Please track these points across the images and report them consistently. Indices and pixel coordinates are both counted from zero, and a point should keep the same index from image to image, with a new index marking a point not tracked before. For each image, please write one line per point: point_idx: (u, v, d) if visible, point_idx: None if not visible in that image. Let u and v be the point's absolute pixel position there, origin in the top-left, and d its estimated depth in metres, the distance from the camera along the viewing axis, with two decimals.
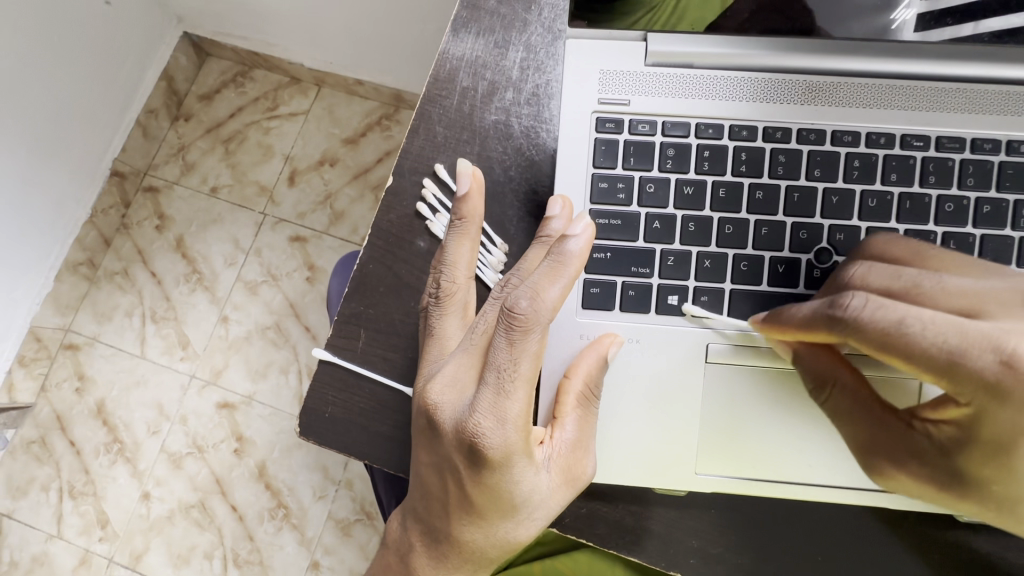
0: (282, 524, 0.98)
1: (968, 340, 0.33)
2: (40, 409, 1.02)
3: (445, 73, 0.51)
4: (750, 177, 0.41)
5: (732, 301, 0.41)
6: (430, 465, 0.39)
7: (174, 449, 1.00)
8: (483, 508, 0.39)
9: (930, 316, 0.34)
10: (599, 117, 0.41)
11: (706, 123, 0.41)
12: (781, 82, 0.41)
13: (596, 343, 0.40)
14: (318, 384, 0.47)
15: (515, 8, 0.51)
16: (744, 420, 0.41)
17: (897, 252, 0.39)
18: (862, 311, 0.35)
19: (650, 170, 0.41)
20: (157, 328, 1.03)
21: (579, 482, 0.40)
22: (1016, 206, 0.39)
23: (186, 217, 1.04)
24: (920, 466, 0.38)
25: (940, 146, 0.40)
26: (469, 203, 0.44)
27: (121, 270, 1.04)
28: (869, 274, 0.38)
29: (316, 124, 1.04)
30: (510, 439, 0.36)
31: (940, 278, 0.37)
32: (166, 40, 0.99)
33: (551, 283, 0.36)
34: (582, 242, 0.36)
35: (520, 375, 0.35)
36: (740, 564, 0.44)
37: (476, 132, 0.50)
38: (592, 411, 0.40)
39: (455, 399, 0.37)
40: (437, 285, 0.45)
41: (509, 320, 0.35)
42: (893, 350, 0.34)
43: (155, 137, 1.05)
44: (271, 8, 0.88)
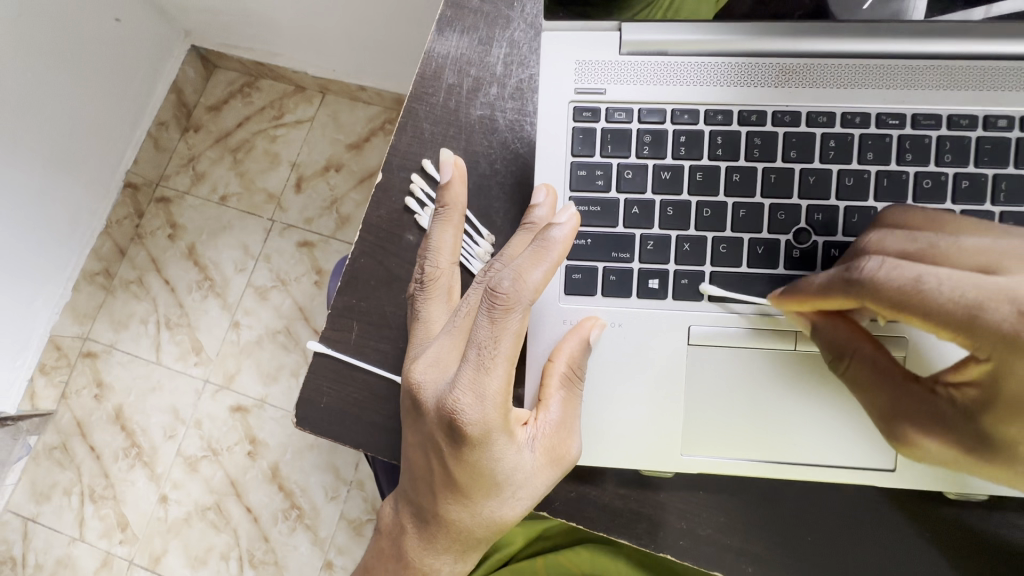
0: (295, 525, 1.00)
1: (996, 293, 0.33)
2: (61, 416, 1.05)
3: (431, 71, 0.52)
4: (727, 160, 0.41)
5: (712, 283, 0.41)
6: (416, 444, 0.41)
7: (190, 452, 1.03)
8: (467, 487, 0.40)
9: (946, 274, 0.34)
10: (577, 106, 0.42)
11: (682, 109, 0.41)
12: (755, 66, 0.41)
13: (578, 327, 0.41)
14: (313, 375, 0.49)
15: (498, 6, 0.53)
16: (725, 401, 0.42)
17: (910, 220, 0.38)
18: (878, 271, 0.35)
19: (627, 157, 0.42)
20: (171, 334, 1.05)
21: (565, 462, 0.41)
22: (995, 181, 0.39)
23: (197, 226, 1.07)
24: (939, 431, 0.37)
25: (916, 124, 0.40)
26: (451, 189, 0.45)
27: (135, 279, 1.07)
28: (883, 240, 0.38)
29: (321, 131, 1.06)
30: (488, 415, 0.37)
31: (957, 239, 0.36)
32: (175, 54, 1.02)
33: (534, 266, 0.37)
34: (566, 230, 0.37)
35: (499, 353, 0.36)
36: (731, 546, 0.44)
37: (462, 127, 0.51)
38: (577, 392, 0.41)
39: (438, 377, 0.39)
40: (422, 271, 0.46)
41: (490, 299, 0.36)
42: (911, 310, 0.35)
43: (166, 148, 1.08)
44: (274, 18, 0.90)
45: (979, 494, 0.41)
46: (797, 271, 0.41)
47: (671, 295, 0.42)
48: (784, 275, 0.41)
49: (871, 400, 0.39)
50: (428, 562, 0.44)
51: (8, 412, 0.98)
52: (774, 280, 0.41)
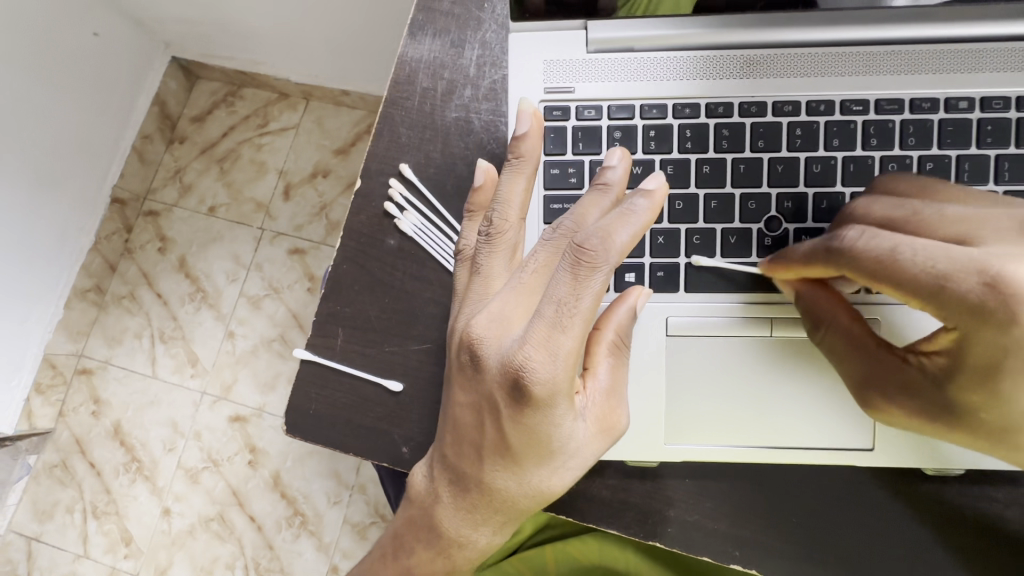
0: (299, 531, 1.00)
1: (956, 265, 0.33)
2: (60, 434, 1.06)
3: (405, 77, 0.53)
4: (696, 153, 0.42)
5: (688, 275, 0.42)
6: (468, 406, 0.38)
7: (191, 464, 1.03)
8: (521, 454, 0.38)
9: (922, 244, 0.35)
10: (547, 106, 0.42)
11: (650, 104, 0.42)
12: (720, 59, 0.42)
13: (624, 296, 0.40)
14: (301, 383, 0.49)
15: (469, 8, 0.53)
16: (707, 389, 0.43)
17: (904, 187, 0.39)
18: (857, 241, 0.37)
19: (599, 154, 0.42)
20: (167, 347, 1.06)
21: (615, 432, 0.39)
22: (959, 162, 0.40)
23: (187, 238, 1.07)
24: (903, 398, 0.39)
25: (880, 109, 0.41)
26: (526, 143, 0.39)
27: (127, 293, 1.07)
28: (871, 206, 0.39)
29: (306, 138, 1.06)
30: (558, 377, 0.34)
31: (940, 207, 0.37)
32: (155, 66, 1.02)
33: (620, 227, 0.34)
34: (656, 197, 0.35)
35: (579, 312, 0.34)
36: (719, 531, 0.45)
37: (438, 130, 0.52)
38: (624, 360, 0.40)
39: (502, 333, 0.36)
40: (489, 221, 0.40)
41: (576, 256, 0.34)
42: (886, 278, 0.35)
43: (152, 161, 1.07)
44: (251, 25, 0.90)
45: (955, 468, 0.42)
46: (771, 257, 0.41)
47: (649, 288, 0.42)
48: (758, 262, 0.42)
49: (840, 365, 0.40)
50: (464, 533, 0.42)
51: (6, 433, 0.98)
52: (749, 268, 0.42)
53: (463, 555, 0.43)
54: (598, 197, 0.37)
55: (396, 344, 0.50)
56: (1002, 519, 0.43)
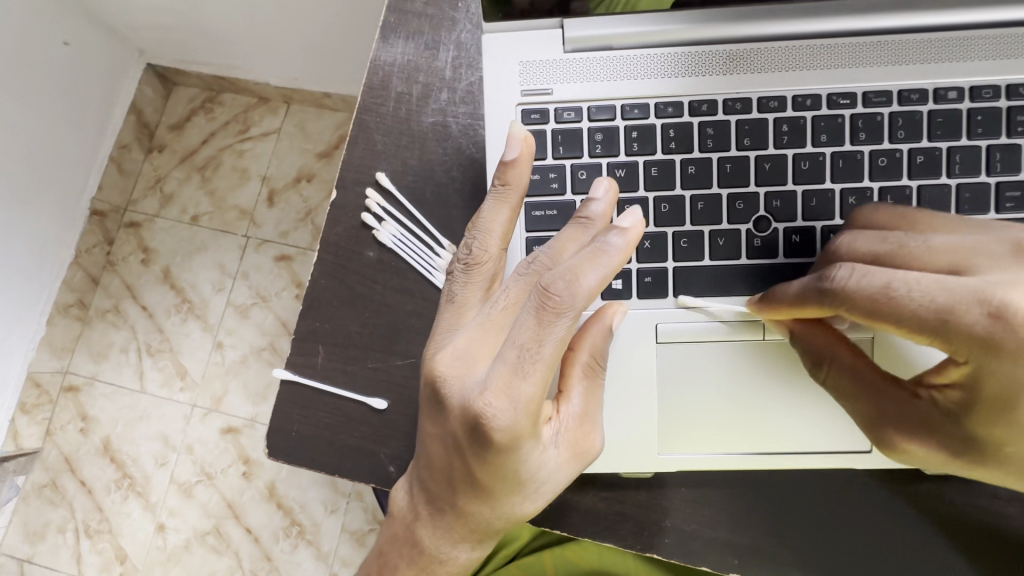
0: (297, 541, 0.99)
1: (955, 297, 0.32)
2: (48, 453, 1.03)
3: (378, 81, 0.51)
4: (681, 154, 0.40)
5: (676, 280, 0.41)
6: (437, 438, 0.37)
7: (184, 478, 1.01)
8: (490, 488, 0.36)
9: (917, 278, 0.33)
10: (524, 109, 0.41)
11: (631, 104, 0.40)
12: (702, 54, 0.40)
13: (601, 313, 0.39)
14: (282, 404, 0.48)
15: (442, 8, 0.51)
16: (700, 397, 0.41)
17: (885, 220, 0.38)
18: (848, 280, 0.35)
19: (580, 157, 0.41)
20: (154, 361, 1.03)
21: (588, 456, 0.38)
22: (949, 154, 0.39)
23: (170, 248, 1.04)
24: (909, 429, 0.38)
25: (868, 102, 0.39)
26: (516, 169, 0.37)
27: (111, 307, 1.04)
28: (855, 242, 0.37)
29: (289, 142, 1.04)
30: (519, 422, 0.32)
31: (926, 241, 0.36)
32: (130, 73, 0.99)
33: (589, 268, 0.33)
34: (630, 236, 0.34)
35: (541, 358, 0.32)
36: (717, 539, 0.44)
37: (414, 136, 0.50)
38: (598, 383, 0.38)
39: (466, 372, 0.35)
40: (468, 251, 0.39)
41: (542, 298, 0.32)
42: (881, 317, 0.34)
43: (130, 171, 1.04)
44: (227, 28, 0.87)
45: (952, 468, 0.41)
46: (761, 259, 0.40)
47: (636, 294, 0.41)
48: (748, 264, 0.40)
49: (843, 400, 0.39)
50: (444, 549, 0.40)
51: None
52: (739, 270, 0.40)
53: (446, 571, 0.42)
54: (578, 232, 0.36)
55: (379, 360, 0.48)
56: (1004, 516, 0.42)
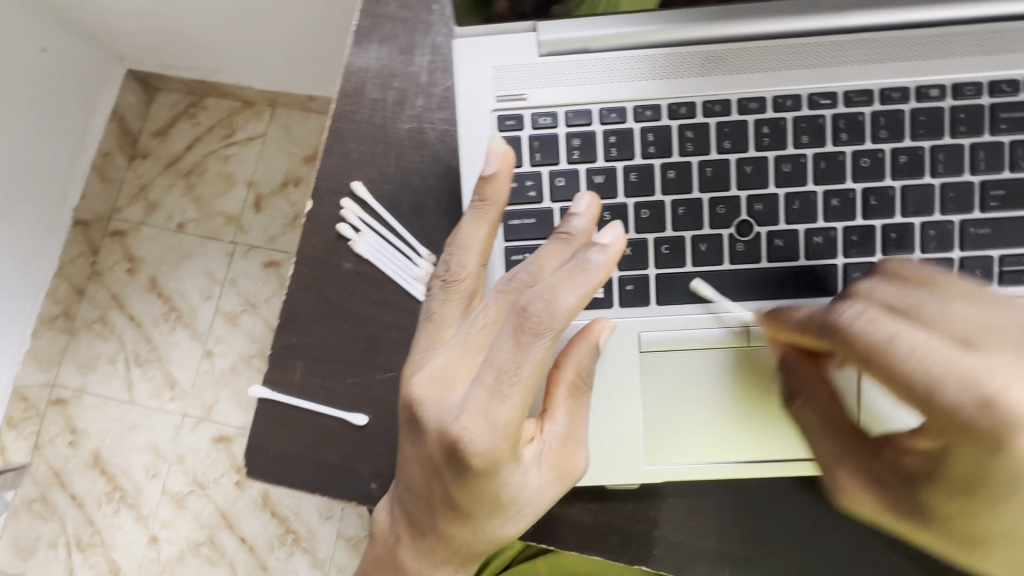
0: (292, 549, 0.97)
1: (952, 372, 0.28)
2: (36, 468, 1.01)
3: (352, 87, 0.50)
4: (660, 158, 0.39)
5: (658, 287, 0.40)
6: (415, 461, 0.36)
7: (176, 488, 0.99)
8: (470, 511, 0.35)
9: (920, 340, 0.30)
10: (499, 115, 0.39)
11: (609, 108, 0.39)
12: (680, 56, 0.39)
13: (587, 330, 0.38)
14: (260, 421, 0.47)
15: (417, 10, 0.50)
16: (686, 406, 0.40)
17: (913, 276, 0.35)
18: (852, 319, 0.33)
19: (557, 164, 0.39)
20: (143, 371, 1.01)
21: (571, 476, 0.37)
22: (932, 153, 0.38)
23: (156, 257, 1.02)
24: (874, 484, 0.35)
25: (849, 101, 0.38)
26: (494, 184, 0.36)
27: (98, 318, 1.01)
28: (874, 289, 0.35)
29: (274, 147, 1.01)
30: (498, 446, 0.32)
31: (946, 305, 0.32)
32: (110, 80, 0.97)
33: (569, 288, 0.33)
34: (609, 254, 0.34)
35: (519, 380, 0.32)
36: (706, 549, 0.43)
37: (391, 143, 0.49)
38: (584, 402, 0.38)
39: (443, 396, 0.34)
40: (446, 268, 0.38)
41: (520, 320, 0.33)
42: (873, 367, 0.31)
43: (114, 179, 1.02)
44: (207, 32, 0.86)
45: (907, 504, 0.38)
46: (744, 264, 0.39)
47: (618, 303, 0.40)
48: (731, 269, 0.40)
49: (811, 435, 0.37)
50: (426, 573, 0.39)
51: None
52: (722, 276, 0.40)
53: None
54: (559, 248, 0.36)
55: (359, 374, 0.47)
56: None
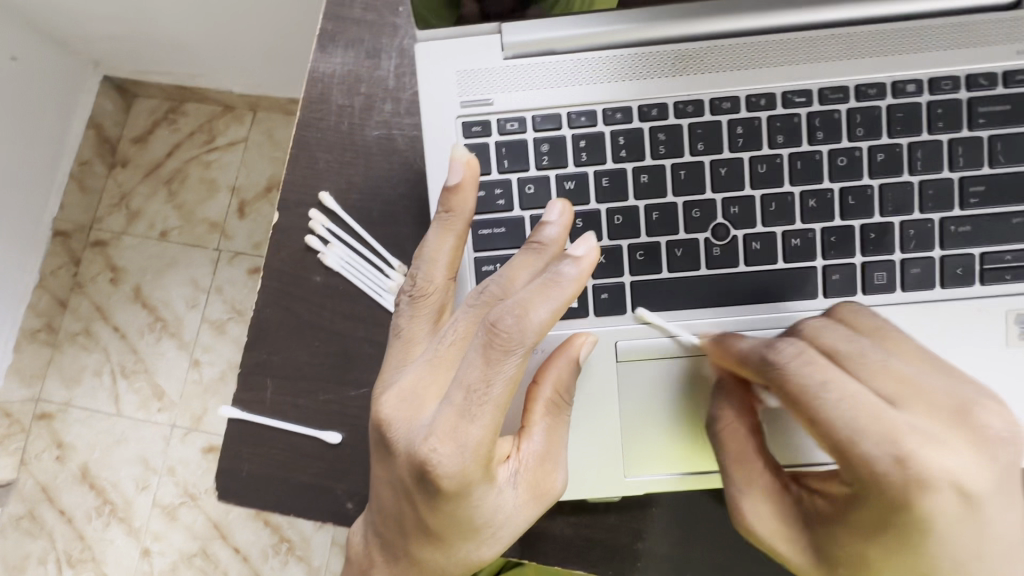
0: (287, 558, 0.90)
1: (876, 427, 0.31)
2: (23, 483, 0.94)
3: (318, 94, 0.48)
4: (632, 162, 0.38)
5: (634, 295, 0.39)
6: (386, 483, 0.36)
7: (167, 500, 0.93)
8: (443, 533, 0.35)
9: (851, 391, 0.31)
10: (465, 121, 0.38)
11: (578, 111, 0.38)
12: (649, 56, 0.38)
13: (567, 344, 0.37)
14: (231, 442, 0.45)
15: (382, 13, 0.48)
16: (664, 416, 0.39)
17: (860, 324, 0.35)
18: (789, 360, 0.33)
19: (527, 170, 0.38)
20: (130, 383, 0.94)
21: (549, 496, 0.36)
22: (910, 150, 0.37)
23: (139, 266, 0.95)
24: (777, 513, 0.36)
25: (825, 99, 0.37)
26: (460, 194, 0.35)
27: (81, 330, 0.95)
28: (819, 330, 0.35)
29: (258, 151, 0.94)
30: (467, 467, 0.32)
31: (886, 359, 0.33)
32: (87, 87, 0.91)
33: (541, 301, 0.32)
34: (582, 265, 0.33)
35: (489, 399, 0.31)
36: (690, 559, 0.42)
37: (359, 151, 0.47)
38: (563, 420, 0.37)
39: (412, 416, 0.34)
40: (413, 282, 0.38)
41: (489, 337, 0.32)
42: (802, 411, 0.32)
43: (93, 189, 0.95)
44: (175, 35, 0.80)
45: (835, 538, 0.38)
46: (721, 269, 0.38)
47: (594, 312, 0.39)
48: (708, 275, 0.38)
49: (727, 460, 0.37)
50: None
51: None
52: (699, 282, 0.38)
53: None
54: (532, 258, 0.35)
55: (332, 391, 0.45)
56: None
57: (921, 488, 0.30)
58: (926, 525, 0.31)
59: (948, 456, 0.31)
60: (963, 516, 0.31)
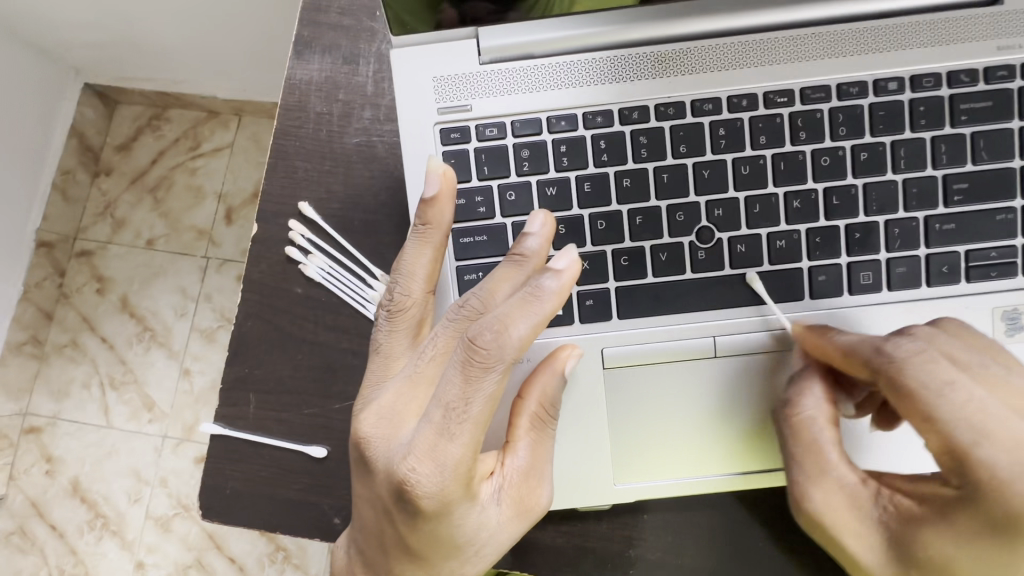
0: (284, 567, 0.88)
1: (1000, 433, 0.30)
2: (12, 499, 0.93)
3: (295, 101, 0.47)
4: (614, 166, 0.37)
5: (619, 301, 0.38)
6: (367, 501, 0.35)
7: (160, 512, 0.91)
8: (425, 552, 0.35)
9: (975, 397, 0.31)
10: (443, 128, 0.37)
11: (558, 116, 0.37)
12: (628, 58, 0.37)
13: (552, 357, 0.37)
14: (214, 459, 0.44)
15: (359, 18, 0.47)
16: (652, 422, 0.39)
17: (972, 336, 0.35)
18: (908, 356, 0.32)
19: (507, 177, 0.37)
20: (119, 395, 0.92)
21: (533, 512, 0.36)
22: (893, 148, 0.37)
23: (126, 276, 0.93)
24: (850, 503, 0.34)
25: (806, 99, 0.37)
26: (436, 208, 0.35)
27: (69, 342, 0.93)
28: (935, 336, 0.34)
29: (243, 157, 0.93)
30: (447, 486, 0.32)
31: (1001, 373, 0.33)
32: (67, 96, 0.88)
33: (520, 317, 0.32)
34: (563, 279, 0.33)
35: (468, 417, 0.31)
36: (683, 565, 0.42)
37: (339, 159, 0.47)
38: (547, 434, 0.36)
39: (392, 434, 0.34)
40: (391, 297, 0.38)
41: (468, 353, 0.31)
42: (917, 409, 0.31)
43: (77, 199, 0.93)
44: (155, 41, 0.78)
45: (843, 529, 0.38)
46: (705, 272, 0.38)
47: (578, 319, 0.38)
48: (693, 278, 0.38)
49: (803, 441, 0.35)
50: None
51: None
52: (684, 286, 0.38)
53: None
54: (513, 270, 0.34)
55: (317, 405, 0.45)
56: None
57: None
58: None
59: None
60: None
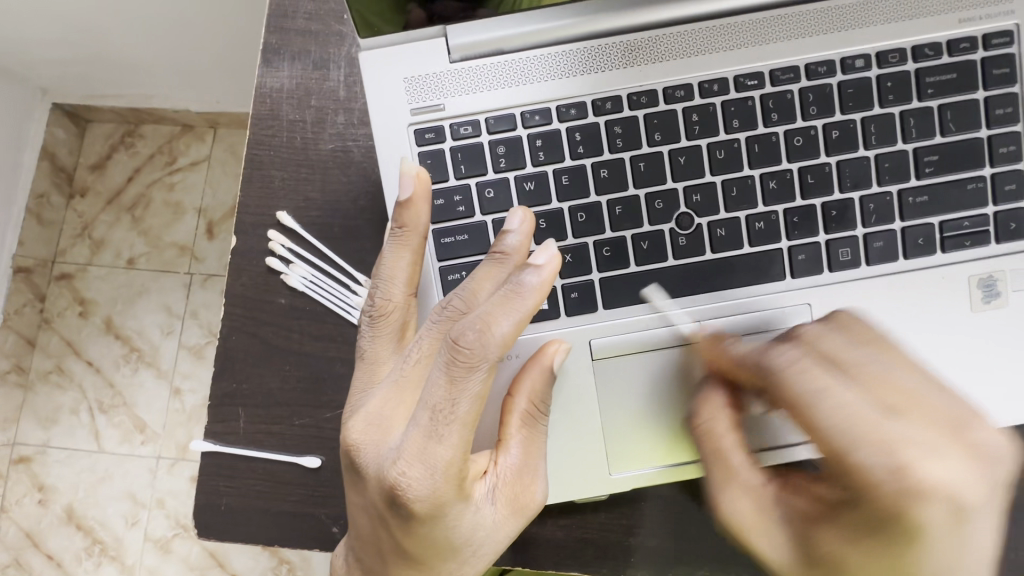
0: None
1: (875, 434, 0.30)
2: (6, 532, 0.91)
3: (267, 110, 0.46)
4: (591, 157, 0.38)
5: (604, 292, 0.38)
6: (361, 508, 0.35)
7: (159, 533, 0.90)
8: (421, 556, 0.35)
9: (848, 397, 0.31)
10: (417, 129, 0.37)
11: (532, 110, 0.37)
12: (597, 49, 0.37)
13: (540, 354, 0.37)
14: (207, 477, 0.44)
15: (327, 22, 0.47)
16: (644, 411, 0.39)
17: (864, 331, 0.35)
18: (788, 364, 0.33)
19: (484, 174, 0.37)
20: (108, 418, 0.91)
21: (529, 509, 0.36)
22: (864, 125, 0.37)
23: (108, 297, 0.91)
24: (760, 505, 0.35)
25: (776, 80, 0.37)
26: (412, 210, 0.35)
27: (53, 367, 0.91)
28: (822, 337, 0.35)
29: (221, 169, 0.92)
30: (438, 488, 0.32)
31: (887, 370, 0.33)
32: (36, 117, 0.87)
33: (502, 315, 0.32)
34: (542, 274, 0.33)
35: (455, 417, 0.31)
36: (683, 550, 0.42)
37: (315, 166, 0.46)
38: (538, 430, 0.37)
39: (381, 440, 0.34)
40: (373, 302, 0.38)
41: (452, 354, 0.31)
42: (799, 412, 0.32)
43: (53, 221, 0.91)
44: (121, 56, 0.77)
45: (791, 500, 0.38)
46: (687, 258, 0.38)
47: (564, 312, 0.38)
48: (675, 265, 0.38)
49: (710, 447, 0.36)
50: None
51: None
52: (667, 274, 0.38)
53: None
54: (494, 269, 0.34)
55: (308, 415, 0.44)
56: None
57: (913, 497, 0.29)
58: (922, 535, 0.29)
59: (944, 467, 0.29)
60: (953, 533, 0.29)
